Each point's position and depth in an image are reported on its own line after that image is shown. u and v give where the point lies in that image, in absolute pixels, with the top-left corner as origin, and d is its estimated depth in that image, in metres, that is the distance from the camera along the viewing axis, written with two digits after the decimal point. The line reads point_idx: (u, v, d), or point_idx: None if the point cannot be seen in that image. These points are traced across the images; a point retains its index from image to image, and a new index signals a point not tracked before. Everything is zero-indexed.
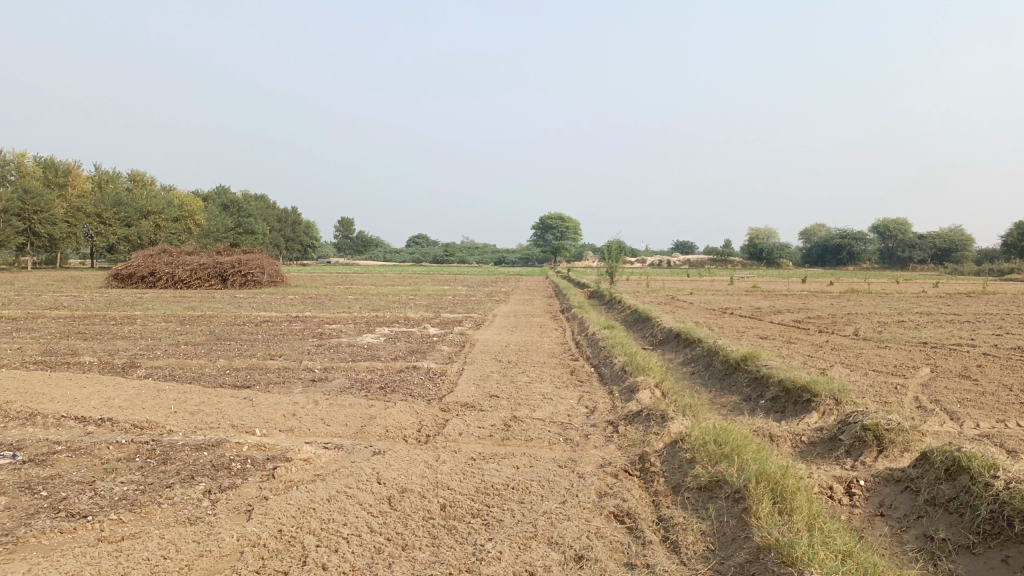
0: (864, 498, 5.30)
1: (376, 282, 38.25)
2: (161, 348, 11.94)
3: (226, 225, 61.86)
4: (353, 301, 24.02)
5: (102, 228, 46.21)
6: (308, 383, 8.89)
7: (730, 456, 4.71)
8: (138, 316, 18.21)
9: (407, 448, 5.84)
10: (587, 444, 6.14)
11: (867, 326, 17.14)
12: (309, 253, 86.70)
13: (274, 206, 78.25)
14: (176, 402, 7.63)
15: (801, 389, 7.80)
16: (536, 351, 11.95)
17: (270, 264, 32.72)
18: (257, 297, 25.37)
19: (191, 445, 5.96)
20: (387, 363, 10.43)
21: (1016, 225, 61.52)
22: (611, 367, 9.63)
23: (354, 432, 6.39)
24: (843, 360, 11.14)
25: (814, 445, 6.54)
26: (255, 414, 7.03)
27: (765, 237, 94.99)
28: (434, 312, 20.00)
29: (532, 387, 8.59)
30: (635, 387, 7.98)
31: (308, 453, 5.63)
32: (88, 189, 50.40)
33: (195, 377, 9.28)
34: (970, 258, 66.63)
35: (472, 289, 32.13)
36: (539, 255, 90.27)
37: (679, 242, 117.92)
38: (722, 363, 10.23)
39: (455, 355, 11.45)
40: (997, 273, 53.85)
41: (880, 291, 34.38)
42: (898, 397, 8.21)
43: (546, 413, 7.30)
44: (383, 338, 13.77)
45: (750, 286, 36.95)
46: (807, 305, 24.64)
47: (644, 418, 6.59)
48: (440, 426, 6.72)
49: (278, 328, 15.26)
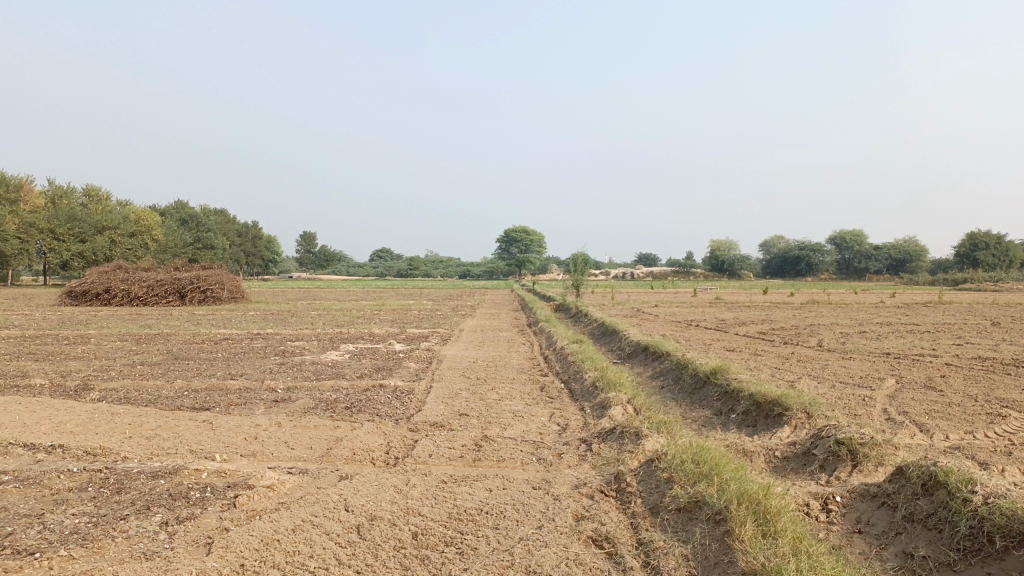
0: (840, 514, 5.25)
1: (340, 297, 37.79)
2: (116, 369, 11.53)
3: (185, 240, 60.71)
4: (316, 317, 23.62)
5: (55, 244, 45.00)
6: (271, 404, 8.61)
7: (709, 474, 4.62)
8: (93, 336, 17.63)
9: (375, 472, 5.64)
10: (561, 464, 6.00)
11: (830, 337, 17.30)
12: (271, 269, 85.51)
13: (235, 221, 77.08)
14: (132, 427, 7.31)
15: (773, 403, 7.77)
16: (504, 366, 11.79)
17: (230, 279, 32.09)
18: (217, 314, 24.81)
19: (147, 473, 5.69)
20: (353, 382, 10.18)
21: (967, 236, 63.21)
22: (581, 382, 9.52)
23: (320, 455, 6.17)
24: (810, 372, 11.18)
25: (788, 460, 6.48)
26: (216, 438, 6.76)
27: (726, 249, 96.27)
28: (400, 327, 19.73)
29: (502, 405, 8.43)
30: (606, 404, 7.87)
31: (272, 479, 5.40)
32: (41, 204, 49.09)
33: (152, 399, 8.95)
34: (924, 268, 68.22)
35: (438, 304, 31.86)
36: (504, 268, 90.23)
37: (643, 255, 118.82)
38: (691, 377, 10.18)
39: (422, 372, 11.23)
40: (950, 283, 55.22)
41: (840, 301, 34.92)
42: (867, 409, 8.22)
43: (518, 432, 7.14)
44: (348, 355, 13.49)
45: (713, 298, 37.28)
46: (771, 317, 24.86)
47: (618, 436, 6.48)
48: (409, 447, 6.53)
49: (239, 347, 14.88)
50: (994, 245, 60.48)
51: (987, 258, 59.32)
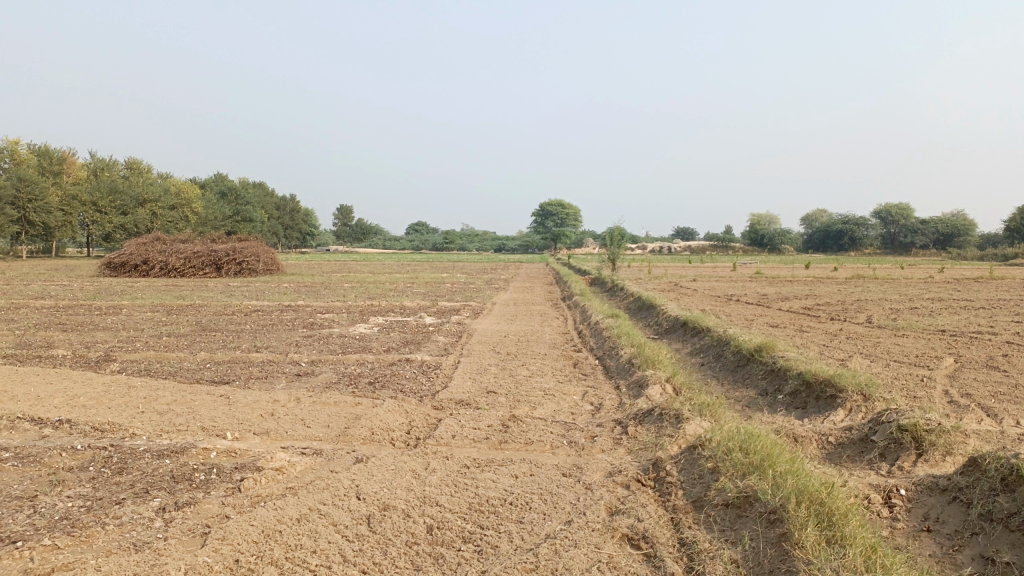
0: (906, 510, 4.71)
1: (374, 269, 37.60)
2: (142, 340, 11.34)
3: (224, 213, 61.16)
4: (349, 289, 23.40)
5: (98, 216, 45.54)
6: (292, 378, 8.27)
7: (761, 465, 4.12)
8: (125, 306, 17.54)
9: (392, 454, 5.23)
10: (594, 448, 5.53)
11: (879, 313, 16.49)
12: (308, 242, 85.98)
13: (272, 193, 77.51)
14: (147, 401, 7.02)
15: (825, 383, 7.20)
16: (537, 341, 11.33)
17: (266, 252, 32.04)
18: (251, 286, 24.72)
19: (153, 452, 5.36)
20: (379, 356, 9.81)
21: (1019, 210, 60.86)
22: (616, 359, 9.02)
23: (336, 435, 5.77)
24: (861, 350, 10.52)
25: (843, 448, 5.94)
26: (230, 414, 6.42)
27: (767, 223, 94.29)
28: (432, 300, 19.37)
29: (534, 382, 7.98)
30: (643, 383, 7.37)
31: (282, 461, 5.01)
32: (83, 177, 49.67)
33: (172, 371, 8.68)
34: (973, 243, 66.00)
35: (472, 277, 31.43)
36: (539, 242, 89.59)
37: (680, 229, 117.05)
38: (734, 354, 9.62)
39: (451, 346, 10.83)
40: (1001, 257, 53.32)
41: (886, 276, 33.72)
42: (927, 392, 7.59)
43: (548, 412, 6.68)
44: (377, 328, 13.14)
45: (753, 273, 36.29)
46: (815, 291, 23.92)
47: (657, 418, 5.98)
48: (432, 427, 6.10)
49: (268, 319, 14.64)
50: None
51: None
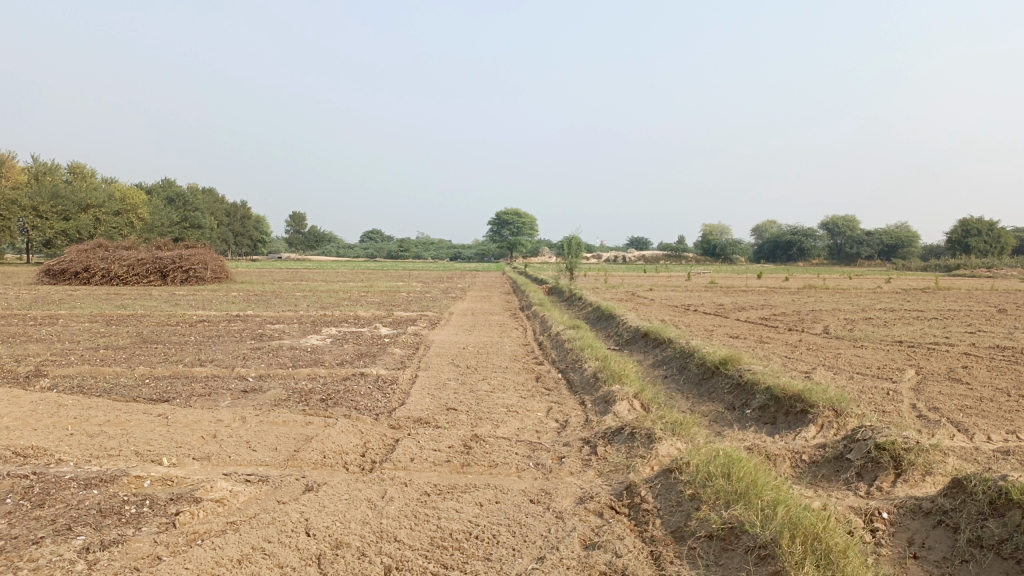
0: (889, 534, 4.48)
1: (327, 278, 36.77)
2: (78, 353, 10.66)
3: (171, 219, 59.49)
4: (300, 298, 22.73)
5: (38, 222, 43.79)
6: (238, 395, 7.77)
7: (746, 493, 3.85)
8: (62, 316, 16.68)
9: (346, 481, 4.83)
10: (562, 471, 5.21)
11: (837, 324, 16.54)
12: (259, 249, 84.27)
13: (222, 199, 75.78)
14: (78, 422, 6.47)
15: (795, 398, 7.00)
16: (497, 353, 10.99)
17: (214, 259, 31.07)
18: (198, 295, 23.85)
19: (79, 481, 4.86)
20: (331, 370, 9.34)
21: (959, 222, 62.64)
22: (580, 373, 8.73)
23: (284, 459, 5.34)
24: (824, 362, 10.40)
25: (818, 466, 5.72)
26: (169, 437, 5.93)
27: (719, 233, 95.60)
28: (386, 309, 18.87)
29: (495, 398, 7.62)
30: (610, 399, 7.08)
31: (224, 492, 4.57)
32: (23, 180, 47.74)
33: (108, 388, 8.10)
34: (916, 254, 67.79)
35: (428, 286, 30.96)
36: (495, 251, 89.32)
37: (634, 239, 117.98)
38: (698, 366, 9.41)
39: (407, 358, 10.41)
40: (943, 268, 54.79)
41: (836, 286, 34.21)
42: (896, 406, 7.45)
43: (512, 431, 6.34)
44: (330, 340, 12.63)
45: (707, 283, 36.46)
46: (770, 302, 24.04)
47: (627, 437, 5.68)
48: (389, 449, 5.71)
49: (215, 329, 14.03)
50: (986, 231, 60.03)
51: (979, 244, 59.00)
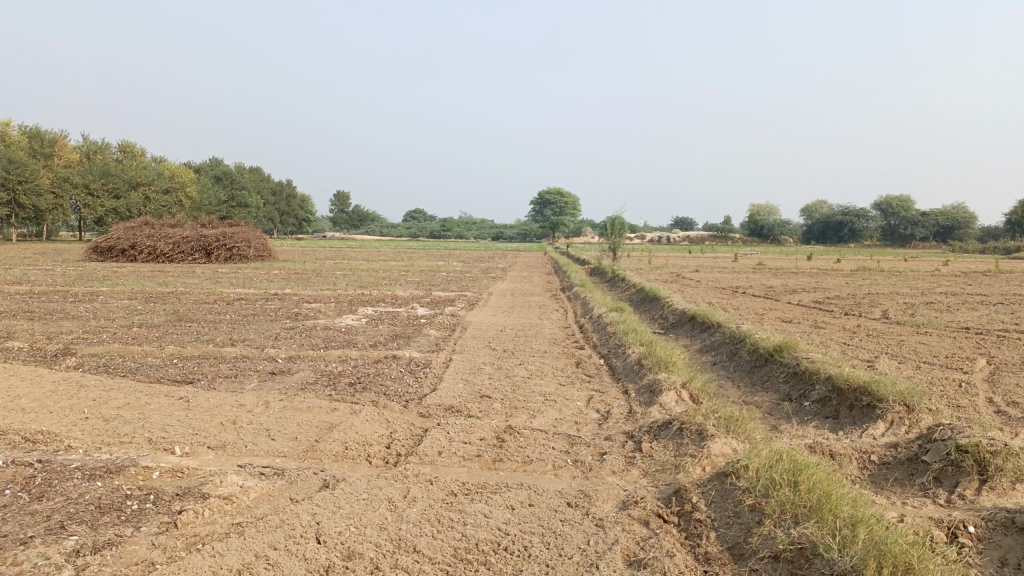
0: (980, 552, 3.92)
1: (369, 256, 36.60)
2: (110, 331, 10.50)
3: (218, 198, 60.16)
4: (340, 277, 22.55)
5: (89, 200, 44.48)
6: (265, 377, 7.46)
7: (821, 512, 3.34)
8: (103, 293, 16.67)
9: (367, 477, 4.43)
10: (603, 469, 4.74)
11: (895, 308, 15.68)
12: (304, 228, 84.90)
13: (268, 178, 76.40)
14: (96, 404, 6.21)
15: (860, 391, 6.40)
16: (536, 336, 10.53)
17: (257, 237, 31.17)
18: (239, 273, 23.82)
19: (84, 471, 4.54)
20: (363, 352, 8.99)
21: (1020, 203, 59.87)
22: (623, 359, 8.22)
23: (302, 450, 4.95)
24: (887, 350, 9.71)
25: (889, 469, 5.15)
26: (185, 422, 5.62)
27: (766, 213, 93.53)
28: (425, 289, 18.53)
29: (533, 385, 7.16)
30: (655, 389, 6.56)
31: (234, 487, 4.21)
32: (75, 159, 48.44)
33: (134, 368, 7.86)
34: (973, 236, 65.30)
35: (469, 265, 30.62)
36: (537, 231, 88.66)
37: (679, 221, 116.04)
38: (750, 353, 8.81)
39: (443, 340, 10.02)
40: (1003, 251, 52.51)
41: (892, 269, 32.86)
42: (971, 400, 6.79)
43: (549, 421, 5.89)
44: (365, 320, 12.31)
45: (755, 264, 35.44)
46: (822, 284, 23.11)
47: (675, 433, 5.16)
48: (416, 441, 5.29)
49: (251, 308, 13.82)
50: None
51: None
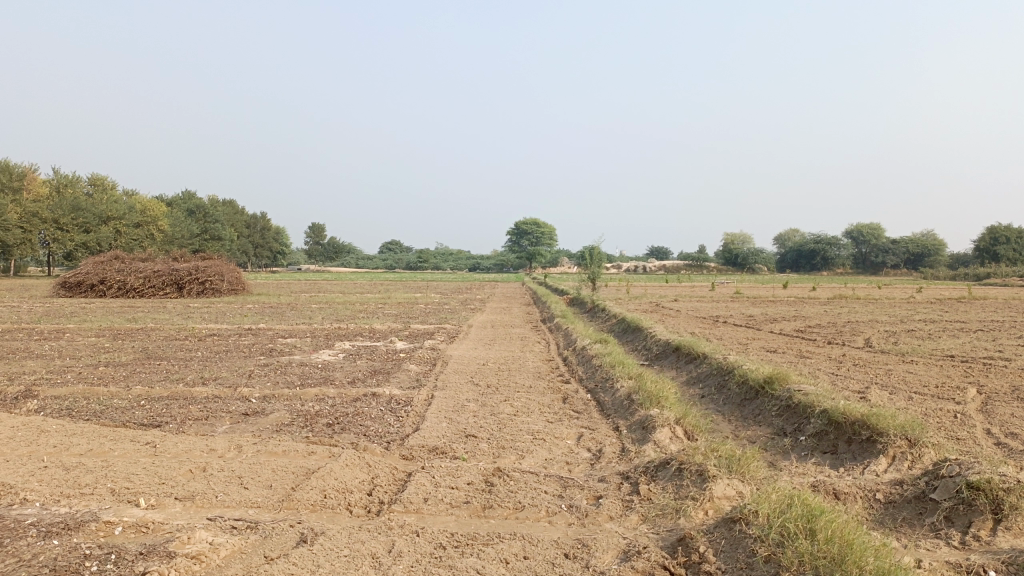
0: None
1: (344, 289, 36.17)
2: (75, 371, 10.05)
3: (192, 232, 59.36)
4: (316, 310, 22.14)
5: (59, 234, 43.66)
6: (238, 418, 7.11)
7: (845, 567, 3.09)
8: (70, 330, 16.13)
9: (348, 530, 4.11)
10: (600, 515, 4.46)
11: (877, 336, 15.62)
12: (279, 260, 84.14)
13: (243, 211, 75.77)
14: (56, 452, 5.82)
15: (858, 425, 6.20)
16: (519, 370, 10.26)
17: (230, 270, 30.67)
18: (212, 307, 23.27)
19: (38, 528, 4.17)
20: (341, 389, 8.66)
21: (987, 230, 60.92)
22: (611, 393, 7.96)
23: (278, 500, 4.62)
24: (876, 380, 9.55)
25: (897, 507, 4.92)
26: (152, 470, 5.25)
27: (739, 242, 94.39)
28: (403, 322, 18.19)
29: (520, 423, 6.87)
30: (648, 425, 6.31)
31: (204, 545, 3.86)
32: (44, 194, 47.56)
33: (98, 411, 7.45)
34: (943, 262, 66.28)
35: (446, 297, 30.34)
36: (514, 262, 88.65)
37: (655, 250, 116.72)
38: (740, 385, 8.60)
39: (423, 376, 9.71)
40: (973, 277, 53.27)
41: (868, 296, 33.10)
42: (969, 432, 6.61)
43: (539, 462, 5.61)
44: (343, 355, 11.97)
45: (733, 293, 35.47)
46: (801, 312, 23.10)
47: (674, 474, 4.90)
48: (399, 486, 4.98)
49: (224, 344, 13.40)
50: (1016, 238, 58.42)
51: (1008, 253, 57.51)
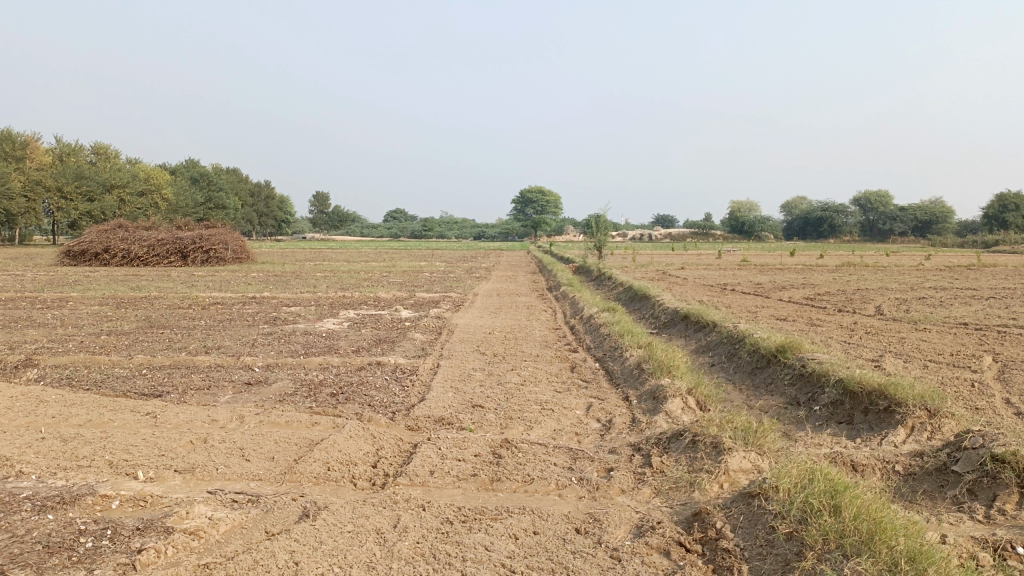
0: None
1: (350, 258, 35.98)
2: (76, 340, 9.93)
3: (196, 200, 59.13)
4: (321, 279, 22.02)
5: (63, 203, 43.45)
6: (240, 388, 6.98)
7: (873, 547, 2.94)
8: (74, 299, 16.03)
9: (351, 504, 3.97)
10: (611, 489, 4.32)
11: (888, 303, 15.41)
12: (283, 229, 83.91)
13: (247, 179, 75.41)
14: (55, 423, 5.70)
15: (875, 395, 6.05)
16: (526, 339, 10.11)
17: (235, 239, 30.48)
18: (216, 276, 23.14)
19: (34, 502, 4.05)
20: (346, 358, 8.51)
21: (996, 196, 60.28)
22: (621, 363, 7.81)
23: (280, 472, 4.48)
24: (890, 348, 9.37)
25: (917, 480, 4.77)
26: (152, 442, 5.13)
27: (746, 209, 93.80)
28: (408, 290, 18.05)
29: (527, 393, 6.72)
30: (659, 395, 6.16)
31: (203, 520, 3.73)
32: (47, 162, 47.25)
33: (99, 380, 7.33)
34: (951, 229, 65.77)
35: (452, 265, 30.16)
36: (519, 230, 88.31)
37: (661, 218, 116.03)
38: (751, 354, 8.44)
39: (429, 345, 9.56)
40: (981, 244, 52.84)
41: (876, 263, 32.81)
42: (989, 401, 6.44)
43: (548, 433, 5.48)
44: (347, 324, 11.82)
45: (739, 261, 35.21)
46: (810, 280, 22.87)
47: (687, 446, 4.75)
48: (405, 458, 4.85)
49: (227, 313, 13.28)
50: None
51: (1017, 220, 56.97)
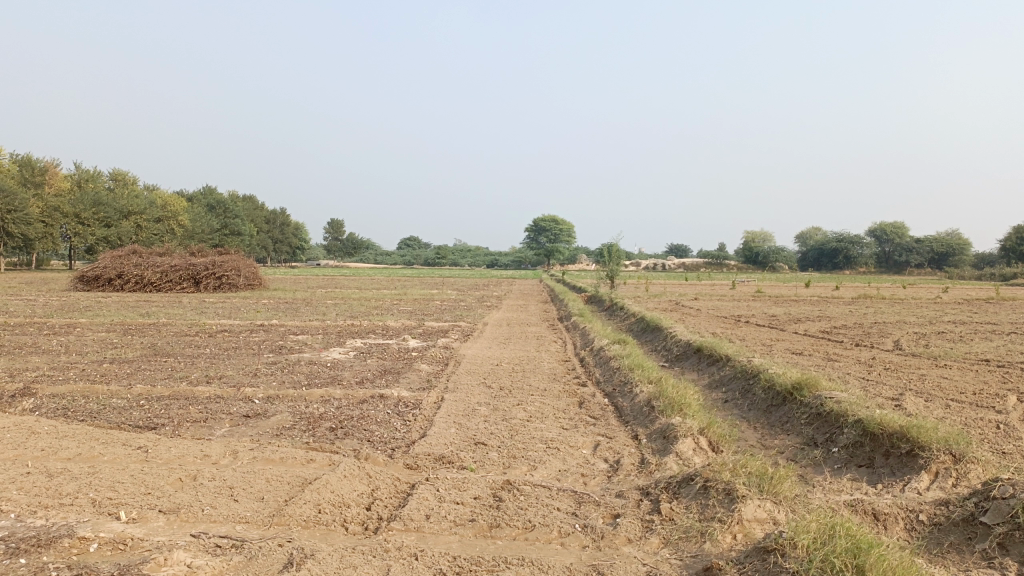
0: None
1: (362, 285, 35.88)
2: (78, 368, 9.79)
3: (211, 227, 59.46)
4: (331, 307, 21.89)
5: (80, 229, 43.76)
6: (237, 421, 6.78)
7: None
8: (82, 325, 15.95)
9: (340, 552, 3.74)
10: (617, 538, 4.07)
11: (906, 338, 15.04)
12: (297, 255, 84.27)
13: (262, 207, 75.91)
14: (43, 456, 5.52)
15: (897, 437, 5.76)
16: (535, 371, 9.87)
17: (247, 266, 30.50)
18: (226, 303, 23.08)
19: (7, 544, 3.84)
20: (348, 390, 8.31)
21: (1014, 229, 59.58)
22: (630, 399, 7.56)
23: (268, 515, 4.27)
24: (910, 386, 9.05)
25: (944, 531, 4.48)
26: (139, 479, 4.94)
27: (760, 240, 93.37)
28: (418, 319, 17.85)
29: (532, 430, 6.48)
30: (670, 435, 5.91)
31: (181, 568, 3.51)
32: (66, 188, 47.77)
33: (94, 411, 7.15)
34: (968, 262, 65.05)
35: (463, 294, 30.01)
36: (532, 258, 88.23)
37: (675, 248, 115.71)
38: (766, 391, 8.16)
39: (435, 377, 9.34)
40: (999, 277, 52.12)
41: (893, 296, 32.40)
42: (1017, 445, 6.13)
43: (552, 474, 5.23)
44: (354, 354, 11.62)
45: (754, 292, 34.82)
46: (826, 312, 22.52)
47: (698, 492, 4.50)
48: (400, 500, 4.63)
49: (234, 341, 13.13)
50: None
51: None
